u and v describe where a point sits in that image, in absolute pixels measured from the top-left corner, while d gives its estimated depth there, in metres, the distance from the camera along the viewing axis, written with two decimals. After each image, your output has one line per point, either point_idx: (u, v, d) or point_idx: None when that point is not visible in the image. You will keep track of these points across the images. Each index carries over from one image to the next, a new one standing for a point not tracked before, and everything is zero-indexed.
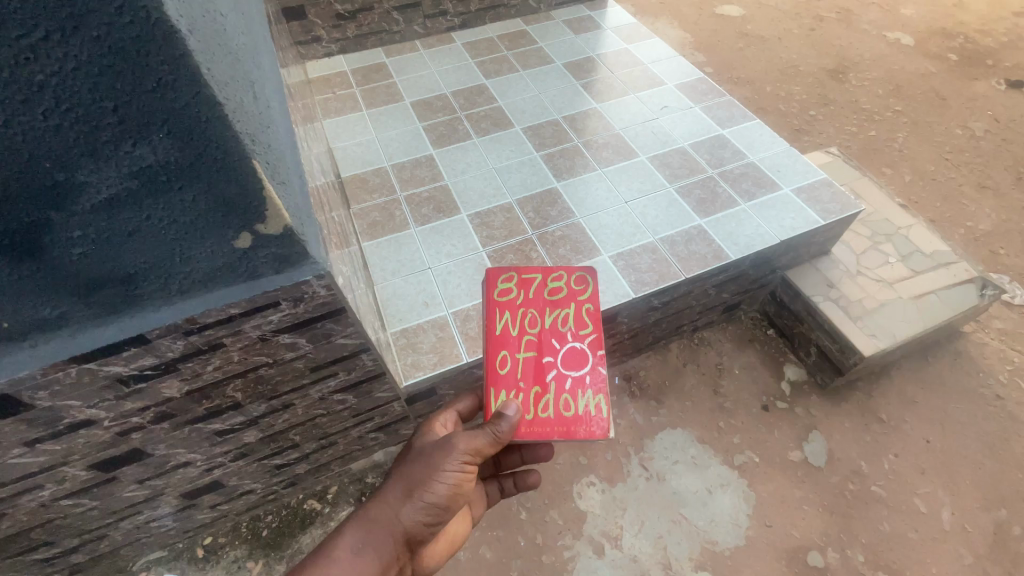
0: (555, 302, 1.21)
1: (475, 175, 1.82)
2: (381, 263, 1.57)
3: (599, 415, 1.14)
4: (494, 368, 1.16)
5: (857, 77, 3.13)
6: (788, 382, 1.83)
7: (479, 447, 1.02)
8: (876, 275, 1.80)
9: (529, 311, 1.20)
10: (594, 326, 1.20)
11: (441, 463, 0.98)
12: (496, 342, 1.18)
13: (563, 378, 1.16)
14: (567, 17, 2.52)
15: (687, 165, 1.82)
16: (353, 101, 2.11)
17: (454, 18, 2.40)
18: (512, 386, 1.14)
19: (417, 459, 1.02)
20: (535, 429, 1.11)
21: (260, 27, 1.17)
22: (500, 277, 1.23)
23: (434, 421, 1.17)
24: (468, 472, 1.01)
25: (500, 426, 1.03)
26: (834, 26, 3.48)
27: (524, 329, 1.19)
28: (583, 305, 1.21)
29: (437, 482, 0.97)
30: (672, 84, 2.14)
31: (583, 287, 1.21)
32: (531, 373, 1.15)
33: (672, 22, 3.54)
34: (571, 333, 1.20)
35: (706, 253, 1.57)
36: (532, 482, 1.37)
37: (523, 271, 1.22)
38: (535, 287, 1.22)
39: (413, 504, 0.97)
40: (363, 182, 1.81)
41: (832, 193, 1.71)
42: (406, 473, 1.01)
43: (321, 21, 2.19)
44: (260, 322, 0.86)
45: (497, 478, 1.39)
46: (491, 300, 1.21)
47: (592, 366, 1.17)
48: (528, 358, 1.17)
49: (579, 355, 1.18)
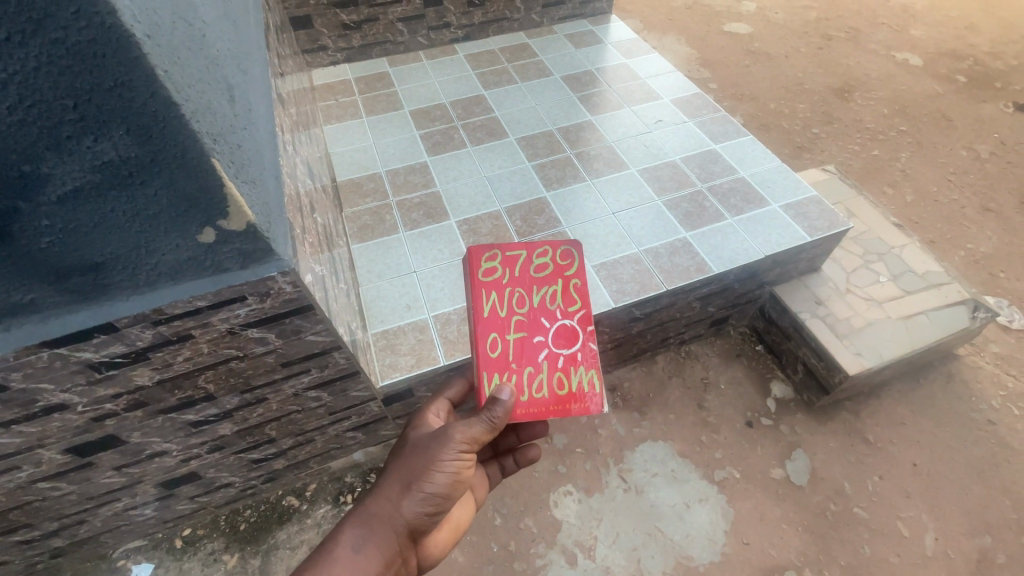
0: (543, 279, 1.22)
1: (466, 183, 1.85)
2: (368, 265, 1.61)
3: (592, 390, 1.23)
4: (486, 352, 1.19)
5: (863, 97, 3.11)
6: (774, 398, 1.81)
7: (477, 434, 1.06)
8: (866, 294, 1.78)
9: (516, 290, 1.20)
10: (583, 302, 1.23)
11: (441, 453, 1.02)
12: (486, 325, 1.19)
13: (555, 357, 1.22)
14: (569, 31, 2.56)
15: (677, 178, 1.84)
16: (354, 108, 2.17)
17: (458, 30, 2.46)
18: (505, 369, 1.19)
19: (414, 453, 1.05)
20: (532, 410, 1.18)
21: (251, 34, 1.21)
22: (483, 255, 1.19)
23: (428, 413, 1.19)
24: (466, 460, 1.05)
25: (496, 411, 1.07)
26: (842, 45, 3.48)
27: (514, 310, 1.20)
28: (571, 281, 1.23)
29: (437, 472, 1.01)
30: (667, 99, 2.16)
31: (569, 263, 1.22)
32: (523, 355, 1.20)
33: (679, 38, 3.57)
34: (560, 310, 1.23)
35: (689, 266, 1.57)
36: (532, 458, 1.42)
37: (507, 249, 1.19)
38: (520, 264, 1.20)
39: (413, 496, 1.00)
40: (357, 186, 1.85)
41: (821, 210, 1.71)
42: (405, 467, 1.04)
43: (327, 31, 2.26)
44: (227, 316, 0.89)
45: (499, 458, 1.43)
46: (477, 281, 1.18)
47: (582, 343, 1.23)
48: (519, 338, 1.20)
49: (570, 332, 1.22)
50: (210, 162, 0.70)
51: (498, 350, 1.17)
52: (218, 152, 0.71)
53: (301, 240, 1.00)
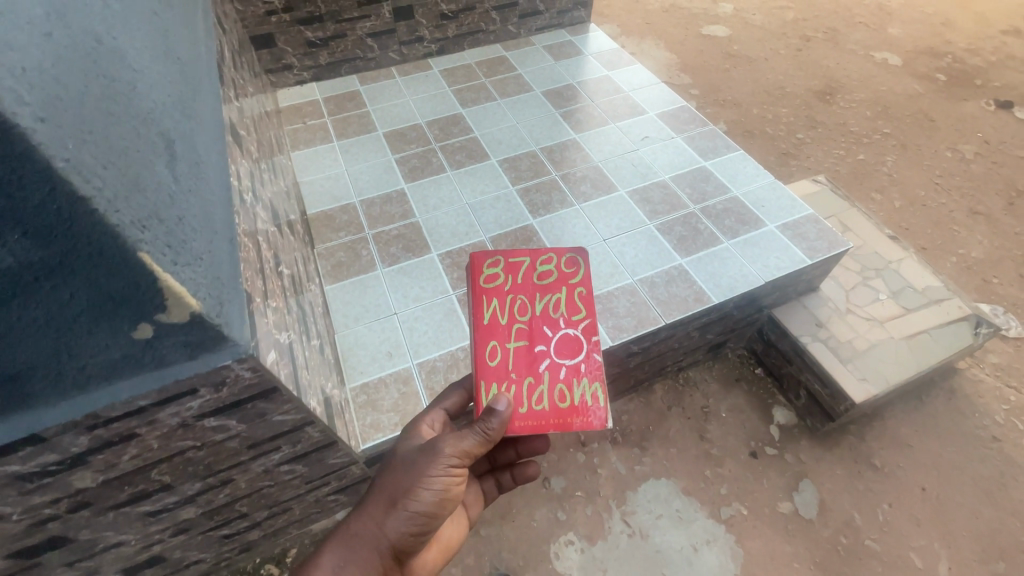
0: (545, 287, 1.18)
1: (447, 212, 1.74)
2: (344, 308, 1.48)
3: (596, 405, 1.13)
4: (485, 360, 1.13)
5: (846, 99, 3.08)
6: (777, 425, 1.74)
7: (470, 448, 0.99)
8: (867, 313, 1.72)
9: (518, 297, 1.17)
10: (588, 310, 1.17)
11: (429, 469, 0.96)
12: (485, 332, 1.15)
13: (557, 368, 1.14)
14: (547, 42, 2.46)
15: (669, 199, 1.75)
16: (323, 131, 2.03)
17: (431, 44, 2.34)
18: (503, 378, 1.12)
19: (403, 468, 1.00)
20: (530, 423, 1.09)
21: (200, 72, 1.09)
22: (488, 263, 1.20)
23: (421, 423, 1.12)
24: (456, 477, 0.99)
25: (491, 423, 1.01)
26: (821, 46, 3.45)
27: (514, 317, 1.16)
28: (575, 289, 1.18)
29: (424, 490, 0.95)
30: (653, 113, 2.08)
31: (574, 271, 1.19)
32: (523, 364, 1.13)
33: (658, 42, 3.50)
34: (563, 319, 1.17)
35: (687, 296, 1.49)
36: (530, 474, 1.36)
37: (511, 256, 1.19)
38: (524, 272, 1.19)
39: (398, 515, 0.94)
40: (329, 219, 1.72)
41: (819, 229, 1.64)
42: (391, 482, 0.98)
43: (291, 49, 2.11)
44: (178, 410, 0.78)
45: (495, 474, 1.36)
46: (478, 288, 1.17)
47: (586, 354, 1.15)
48: (519, 347, 1.15)
49: (573, 342, 1.16)
50: (139, 256, 0.61)
51: (496, 357, 1.12)
52: (148, 243, 0.62)
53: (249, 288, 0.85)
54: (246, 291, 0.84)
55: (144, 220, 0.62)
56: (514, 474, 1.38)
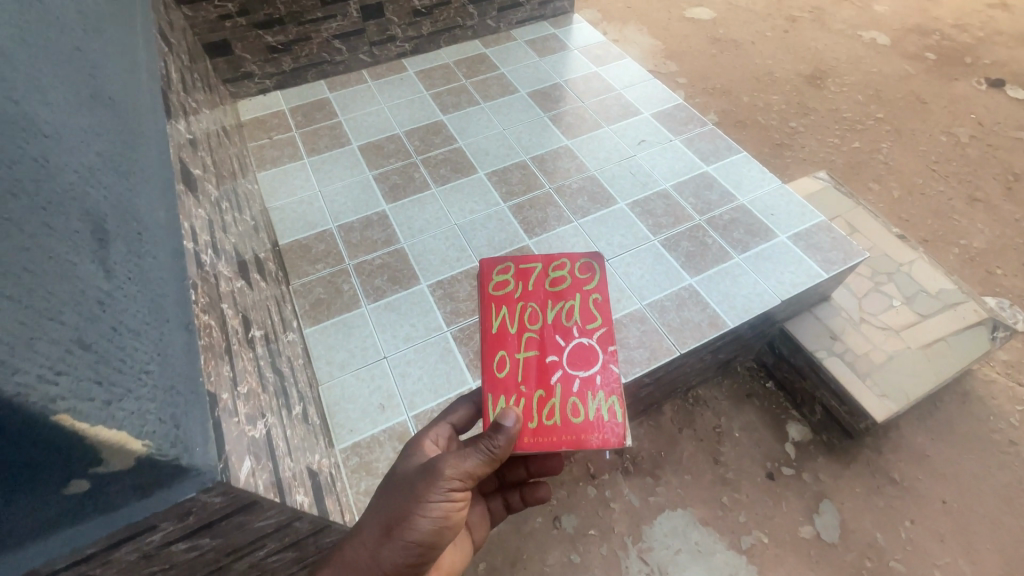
0: (557, 294, 1.09)
1: (435, 236, 1.59)
2: (328, 355, 1.34)
3: (614, 421, 0.99)
4: (491, 370, 1.03)
5: (836, 83, 2.96)
6: (793, 443, 1.66)
7: (472, 470, 0.88)
8: (881, 322, 1.65)
9: (529, 305, 1.08)
10: (604, 318, 1.06)
11: (427, 494, 0.87)
12: (493, 341, 1.05)
13: (569, 380, 1.02)
14: (529, 36, 2.29)
15: (672, 211, 1.63)
16: (292, 147, 1.86)
17: (405, 43, 2.15)
18: (510, 390, 1.01)
19: (400, 490, 0.91)
20: (540, 439, 0.97)
21: (137, 110, 0.92)
22: (498, 269, 1.11)
23: (425, 437, 1.02)
24: (457, 502, 0.89)
25: (496, 440, 0.89)
26: (807, 26, 3.31)
27: (524, 326, 1.06)
28: (589, 296, 1.09)
29: (420, 517, 0.86)
30: (648, 113, 1.95)
31: (589, 277, 1.09)
32: (532, 375, 1.02)
33: (641, 28, 3.34)
34: (577, 328, 1.06)
35: (701, 321, 1.38)
36: (540, 496, 1.26)
37: (522, 262, 1.11)
38: (535, 277, 1.10)
39: (395, 543, 0.87)
40: (305, 249, 1.56)
41: (832, 238, 1.54)
42: (388, 505, 0.90)
43: (250, 56, 1.92)
44: (137, 546, 0.64)
45: (503, 492, 1.26)
46: (486, 295, 1.09)
47: (602, 365, 1.03)
48: (529, 358, 1.04)
49: (587, 352, 1.04)
50: (54, 419, 0.48)
51: (504, 367, 1.01)
52: (68, 396, 0.49)
53: (207, 381, 0.71)
54: (207, 388, 0.70)
55: (58, 366, 0.49)
56: (524, 494, 1.27)
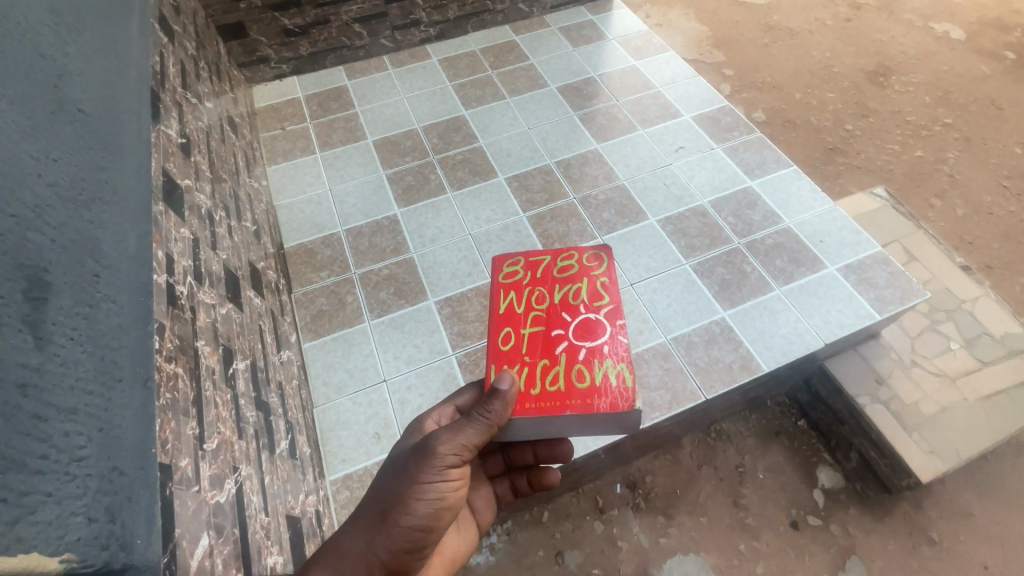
0: (565, 278, 0.98)
1: (447, 246, 1.49)
2: (325, 375, 1.27)
3: (622, 386, 0.86)
4: (494, 344, 0.92)
5: (902, 81, 2.64)
6: (821, 490, 1.53)
7: (470, 441, 0.80)
8: (935, 367, 1.49)
9: (537, 290, 0.97)
10: (613, 297, 0.95)
11: (422, 472, 0.77)
12: (498, 320, 0.95)
13: (574, 350, 0.90)
14: (563, 23, 2.11)
15: (708, 232, 1.48)
16: (305, 139, 1.76)
17: (430, 28, 2.01)
18: (513, 360, 0.90)
19: (394, 472, 0.79)
20: (543, 403, 0.85)
21: (115, 119, 0.83)
22: (506, 261, 1.02)
23: (425, 419, 0.91)
24: (455, 480, 0.79)
25: (493, 407, 0.80)
26: (873, 15, 2.96)
27: (531, 306, 0.95)
28: (597, 279, 0.97)
29: (417, 500, 0.76)
30: (689, 116, 1.77)
31: (598, 262, 0.99)
32: (537, 346, 0.91)
33: (687, 12, 3.05)
34: (584, 307, 0.95)
35: (732, 362, 1.25)
36: (548, 480, 1.09)
37: (530, 253, 1.02)
38: (544, 264, 1.00)
39: (388, 530, 0.75)
40: (310, 255, 1.48)
41: (889, 273, 1.37)
42: (379, 489, 0.80)
43: (266, 39, 1.81)
44: None
45: (509, 473, 1.10)
46: (494, 283, 1.00)
47: (609, 336, 0.91)
48: (535, 333, 0.93)
49: (594, 325, 0.92)
50: None
51: (508, 339, 0.91)
52: None
53: (162, 451, 0.63)
54: (161, 459, 0.62)
55: None
56: (532, 482, 1.10)
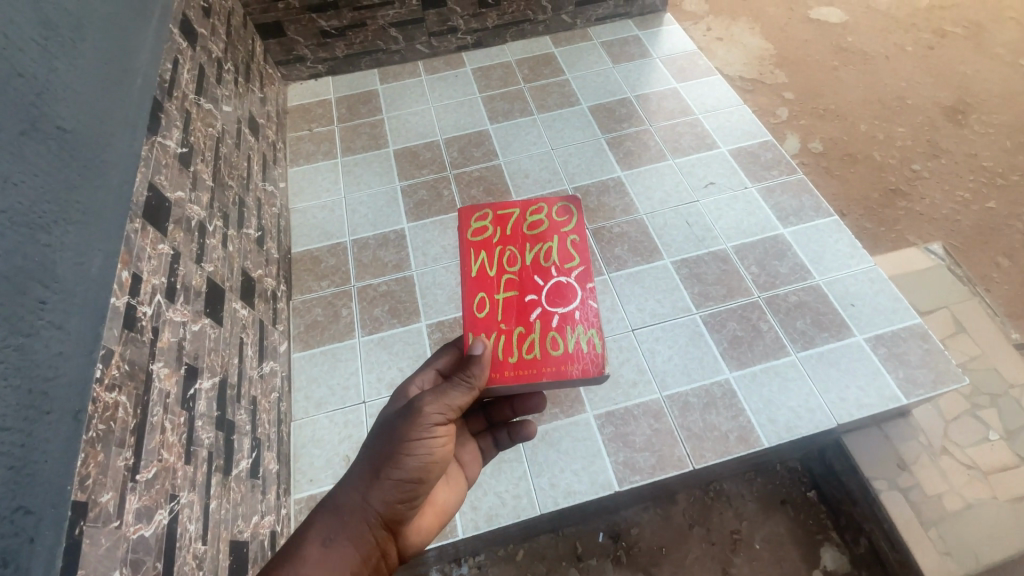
0: (535, 236, 0.93)
1: (447, 267, 1.46)
2: (307, 389, 1.27)
3: (594, 351, 0.85)
4: (469, 311, 0.87)
5: (983, 120, 2.33)
6: (822, 572, 1.37)
7: (455, 402, 0.79)
8: (967, 458, 1.33)
9: (507, 249, 0.92)
10: (582, 256, 0.91)
11: (412, 432, 0.75)
12: (471, 283, 0.89)
13: (547, 316, 0.87)
14: (607, 38, 2.01)
15: (726, 280, 1.37)
16: (329, 142, 1.77)
17: (466, 36, 1.96)
18: (489, 328, 0.86)
19: (383, 431, 0.78)
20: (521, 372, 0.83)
21: (102, 133, 0.83)
22: (473, 213, 0.95)
23: (405, 386, 0.88)
24: (444, 440, 0.78)
25: (473, 372, 0.80)
26: (957, 45, 2.59)
27: (503, 268, 0.90)
28: (566, 237, 0.93)
29: (407, 456, 0.75)
30: (725, 149, 1.65)
31: (566, 218, 0.93)
32: (511, 311, 0.87)
33: (752, 26, 2.79)
34: (555, 268, 0.91)
35: (729, 432, 1.15)
36: (528, 431, 1.01)
37: (499, 206, 0.95)
38: (513, 220, 0.94)
39: (383, 483, 0.75)
40: (315, 262, 1.49)
41: (925, 350, 1.23)
42: (369, 448, 0.78)
43: (302, 39, 1.83)
44: None
45: (489, 428, 1.02)
46: (463, 241, 0.92)
47: (581, 299, 0.88)
48: (508, 298, 0.89)
49: (566, 288, 0.89)
50: None
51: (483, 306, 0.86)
52: None
53: (78, 487, 0.63)
54: (75, 497, 0.63)
55: None
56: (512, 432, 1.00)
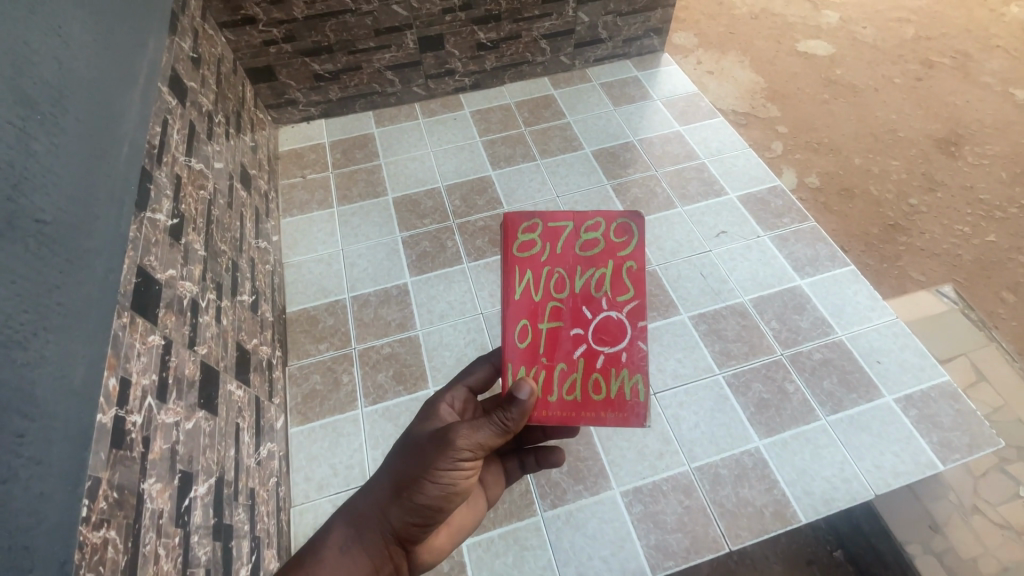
0: (588, 258, 0.79)
1: (455, 325, 1.38)
2: (308, 468, 1.18)
3: (636, 399, 0.79)
4: (510, 340, 0.78)
5: (976, 152, 2.33)
6: None
7: (487, 441, 0.71)
8: (999, 516, 1.29)
9: (557, 273, 0.79)
10: (638, 290, 0.79)
11: (435, 461, 0.70)
12: (513, 309, 0.78)
13: (592, 354, 0.79)
14: (606, 78, 1.99)
15: (747, 337, 1.32)
16: (324, 190, 1.69)
17: (464, 78, 1.92)
18: (531, 362, 0.78)
19: (411, 446, 0.75)
20: (559, 416, 0.78)
21: (88, 217, 0.74)
22: (520, 221, 0.79)
23: (442, 397, 0.83)
24: (468, 472, 0.72)
25: (511, 412, 0.72)
26: (946, 76, 2.63)
27: (549, 293, 0.79)
28: (623, 264, 0.80)
29: (428, 484, 0.70)
30: (735, 196, 1.62)
31: (627, 240, 0.79)
32: (556, 346, 0.78)
33: (741, 59, 2.77)
34: (607, 301, 0.79)
35: (764, 507, 1.09)
36: (556, 458, 0.95)
37: (552, 214, 0.79)
38: (565, 237, 0.79)
39: (403, 503, 0.72)
40: (312, 323, 1.40)
41: (956, 411, 1.19)
42: (396, 461, 0.75)
43: (294, 83, 1.76)
44: None
45: (517, 450, 0.96)
46: (507, 256, 0.79)
47: (631, 339, 0.79)
48: (551, 329, 0.79)
49: (616, 325, 0.79)
50: None
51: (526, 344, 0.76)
52: None
53: None
54: None
55: None
56: (541, 456, 0.95)
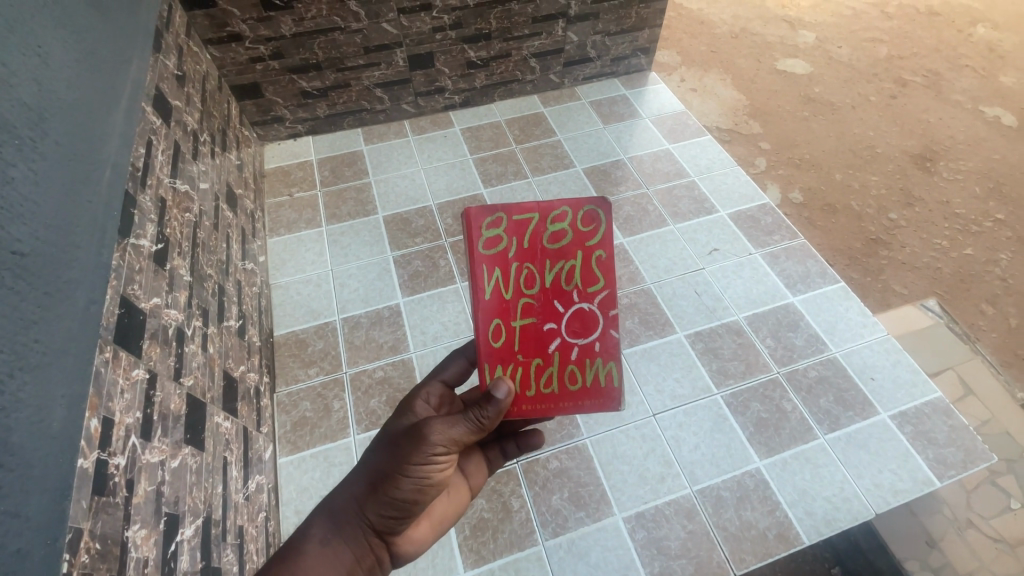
0: (556, 252, 0.74)
1: (449, 347, 1.35)
2: (298, 500, 1.13)
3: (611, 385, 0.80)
4: (483, 341, 0.75)
5: (950, 167, 2.39)
6: None
7: (463, 437, 0.68)
8: (992, 530, 1.30)
9: (525, 269, 0.75)
10: (609, 279, 0.76)
11: (409, 457, 0.66)
12: (483, 310, 0.74)
13: (566, 347, 0.77)
14: (595, 97, 2.00)
15: (743, 355, 1.32)
16: (312, 209, 1.65)
17: (454, 95, 1.91)
18: (506, 361, 0.76)
19: (387, 439, 0.72)
20: (539, 409, 0.77)
21: (70, 246, 0.70)
22: (482, 217, 0.73)
23: (421, 391, 0.79)
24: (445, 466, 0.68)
25: (487, 409, 0.69)
26: (919, 94, 2.72)
27: (519, 291, 0.75)
28: (592, 253, 0.75)
29: (402, 480, 0.67)
30: (725, 213, 1.63)
31: (594, 229, 0.74)
32: (530, 342, 0.76)
33: (723, 77, 2.82)
34: (578, 292, 0.76)
35: (767, 529, 1.08)
36: (536, 440, 0.90)
37: (515, 207, 0.73)
38: (531, 229, 0.74)
39: (379, 498, 0.68)
40: (301, 346, 1.36)
41: (950, 427, 1.20)
42: (374, 455, 0.72)
43: (281, 100, 1.73)
44: None
45: (498, 437, 0.91)
46: (472, 254, 0.73)
47: (604, 329, 0.77)
48: (524, 326, 0.76)
49: (590, 316, 0.77)
50: None
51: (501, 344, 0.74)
52: None
53: None
54: None
55: None
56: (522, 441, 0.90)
